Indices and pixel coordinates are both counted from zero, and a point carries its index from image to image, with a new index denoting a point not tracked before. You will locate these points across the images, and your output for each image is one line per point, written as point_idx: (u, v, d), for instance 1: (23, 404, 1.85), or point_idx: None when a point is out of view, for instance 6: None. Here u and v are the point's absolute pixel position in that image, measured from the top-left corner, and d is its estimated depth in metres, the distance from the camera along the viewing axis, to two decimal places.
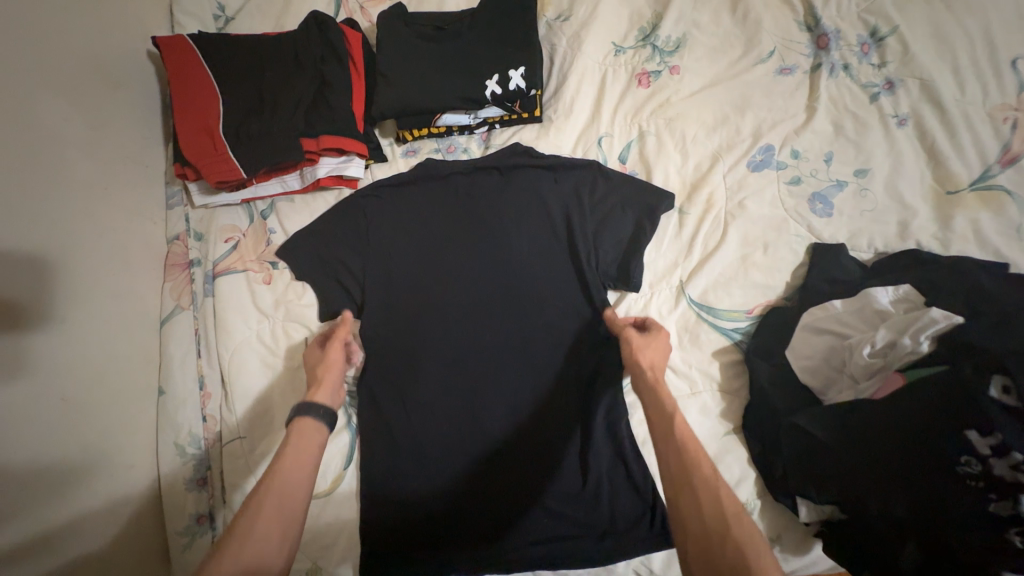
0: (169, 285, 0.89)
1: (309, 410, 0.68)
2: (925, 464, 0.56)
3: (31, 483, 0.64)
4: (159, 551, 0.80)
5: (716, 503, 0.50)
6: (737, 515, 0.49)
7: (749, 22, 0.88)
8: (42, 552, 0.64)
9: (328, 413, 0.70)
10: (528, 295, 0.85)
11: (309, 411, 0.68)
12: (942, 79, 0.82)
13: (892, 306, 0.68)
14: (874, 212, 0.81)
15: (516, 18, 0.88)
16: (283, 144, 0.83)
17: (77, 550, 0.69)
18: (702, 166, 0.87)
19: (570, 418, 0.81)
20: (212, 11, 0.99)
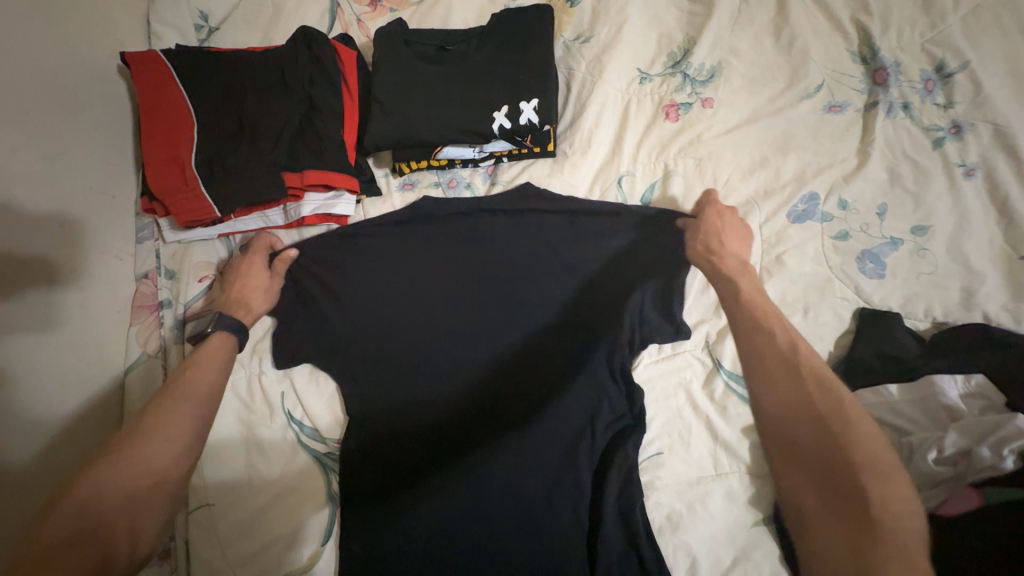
0: (136, 328, 0.81)
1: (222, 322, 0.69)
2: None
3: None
4: None
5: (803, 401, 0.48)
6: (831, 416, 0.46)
7: (794, 50, 0.77)
8: None
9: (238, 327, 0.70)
10: (534, 354, 0.76)
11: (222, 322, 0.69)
12: (1019, 125, 0.71)
13: (962, 401, 0.59)
14: (933, 276, 0.71)
15: (530, 40, 0.78)
16: (264, 178, 0.74)
17: None
18: (735, 213, 0.76)
19: (577, 499, 0.71)
20: (194, 21, 0.90)
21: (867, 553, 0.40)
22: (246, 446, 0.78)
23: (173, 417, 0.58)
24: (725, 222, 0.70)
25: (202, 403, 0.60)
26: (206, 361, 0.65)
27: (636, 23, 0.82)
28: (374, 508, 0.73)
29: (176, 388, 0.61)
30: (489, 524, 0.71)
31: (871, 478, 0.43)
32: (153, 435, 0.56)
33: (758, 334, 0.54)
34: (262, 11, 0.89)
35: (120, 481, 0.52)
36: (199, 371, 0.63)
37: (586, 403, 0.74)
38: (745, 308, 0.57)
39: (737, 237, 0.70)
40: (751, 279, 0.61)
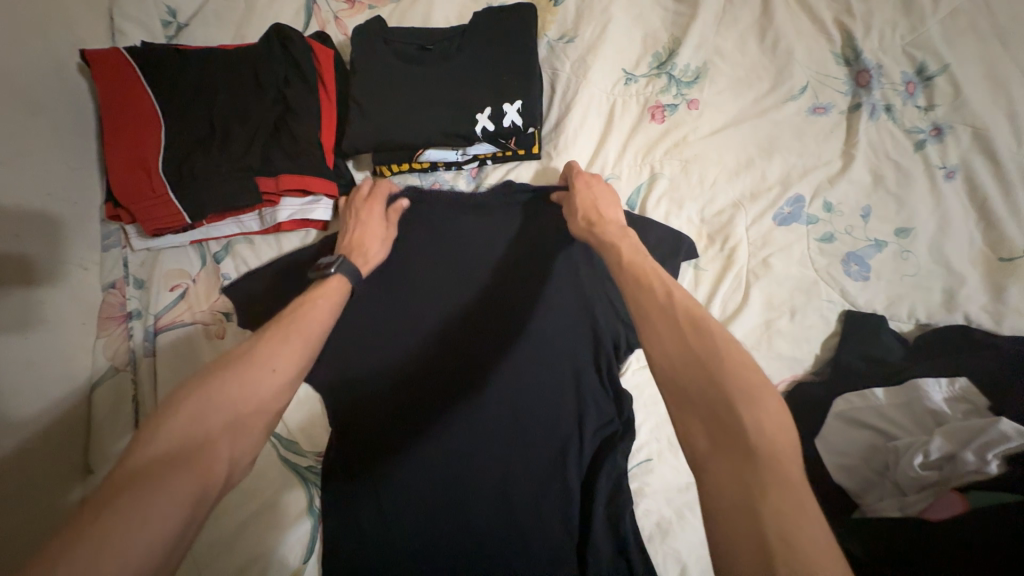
0: (103, 341, 0.77)
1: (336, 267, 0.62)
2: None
3: None
4: None
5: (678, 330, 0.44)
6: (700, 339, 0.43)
7: (779, 51, 0.77)
8: None
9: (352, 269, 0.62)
10: (524, 363, 0.73)
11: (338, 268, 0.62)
12: (997, 127, 0.72)
13: (947, 406, 0.58)
14: (916, 277, 0.71)
15: (514, 40, 0.76)
16: (238, 183, 0.71)
17: None
18: (723, 215, 0.76)
19: (567, 510, 0.70)
20: (161, 17, 0.86)
21: (758, 492, 0.35)
22: None
23: (278, 345, 0.50)
24: (598, 193, 0.68)
25: (307, 340, 0.52)
26: (311, 302, 0.56)
27: (620, 22, 0.80)
28: (357, 514, 0.70)
29: (282, 321, 0.53)
30: (476, 542, 0.69)
31: (750, 406, 0.39)
32: (258, 364, 0.48)
33: (645, 284, 0.49)
34: (235, 7, 0.86)
35: (216, 414, 0.44)
36: (306, 316, 0.54)
37: (581, 414, 0.72)
38: (626, 273, 0.52)
39: (608, 202, 0.67)
40: (627, 240, 0.57)
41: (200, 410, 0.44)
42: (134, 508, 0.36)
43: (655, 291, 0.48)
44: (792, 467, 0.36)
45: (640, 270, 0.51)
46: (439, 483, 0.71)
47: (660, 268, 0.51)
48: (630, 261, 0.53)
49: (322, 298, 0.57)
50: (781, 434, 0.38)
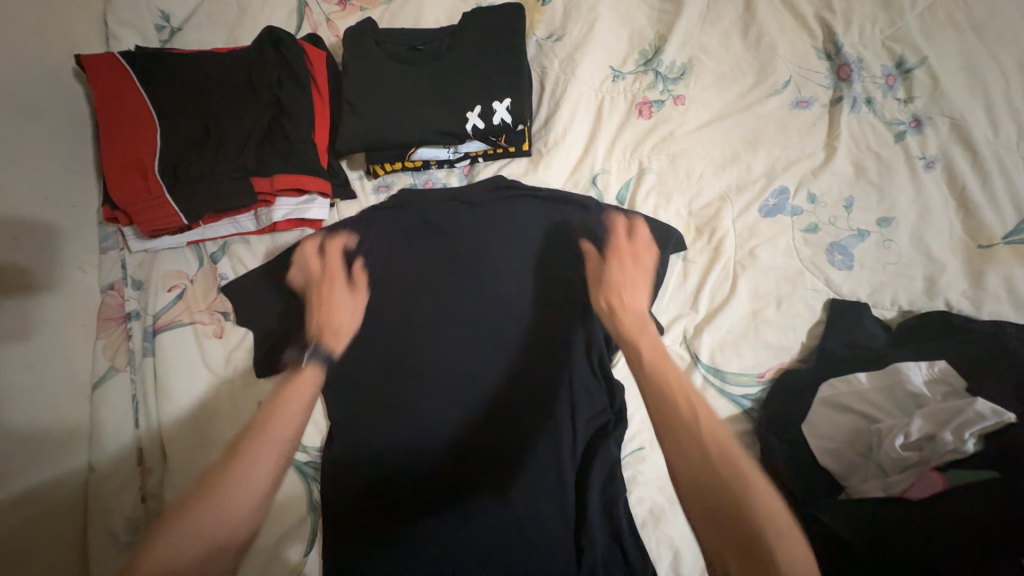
0: (103, 342, 0.78)
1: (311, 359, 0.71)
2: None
3: None
4: None
5: (707, 458, 0.55)
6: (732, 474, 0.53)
7: (762, 47, 0.79)
8: None
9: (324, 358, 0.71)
10: (516, 357, 0.76)
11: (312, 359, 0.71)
12: (974, 118, 0.73)
13: (926, 388, 0.60)
14: (898, 265, 0.73)
15: (502, 39, 0.78)
16: (233, 183, 0.72)
17: None
18: (710, 207, 0.78)
19: (565, 501, 0.71)
20: (155, 22, 0.87)
21: None
22: None
23: (262, 445, 0.63)
24: (617, 271, 0.75)
25: (287, 446, 0.64)
26: (293, 396, 0.69)
27: (607, 20, 0.82)
28: (353, 502, 0.71)
29: (261, 424, 0.65)
30: (473, 539, 0.68)
31: (771, 530, 0.50)
32: (221, 491, 0.58)
33: (664, 412, 0.61)
34: (227, 11, 0.87)
35: (218, 520, 0.56)
36: (282, 408, 0.67)
37: (575, 406, 0.74)
38: (653, 380, 0.65)
39: (637, 287, 0.75)
40: (645, 336, 0.71)
41: (185, 531, 0.55)
42: None
43: (661, 387, 0.64)
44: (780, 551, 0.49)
45: (668, 379, 0.65)
46: (433, 479, 0.71)
47: (685, 383, 0.65)
48: (630, 337, 0.71)
49: (296, 406, 0.68)
50: (766, 501, 0.52)
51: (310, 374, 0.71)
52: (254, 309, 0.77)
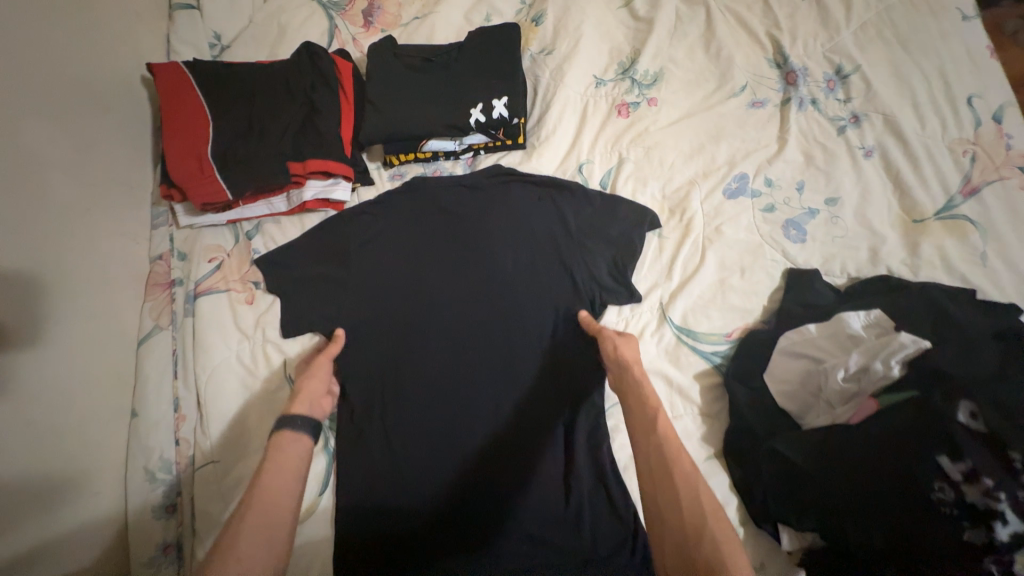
0: (149, 305, 0.88)
1: (286, 423, 0.68)
2: (913, 497, 0.56)
3: (12, 498, 0.63)
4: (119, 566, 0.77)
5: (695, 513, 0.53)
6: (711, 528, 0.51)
7: (722, 58, 0.93)
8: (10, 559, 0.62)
9: (306, 423, 0.70)
10: (510, 318, 0.86)
11: (287, 424, 0.68)
12: (903, 114, 0.86)
13: (864, 331, 0.69)
14: (845, 238, 0.84)
15: (501, 51, 0.93)
16: (272, 166, 0.85)
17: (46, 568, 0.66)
18: (681, 190, 0.90)
19: (552, 442, 0.81)
20: (208, 40, 1.03)
21: None
22: (249, 407, 0.84)
23: (278, 485, 0.61)
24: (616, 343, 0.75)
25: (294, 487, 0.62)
26: (283, 445, 0.66)
27: (591, 37, 0.96)
28: (366, 441, 0.82)
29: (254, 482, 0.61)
30: (472, 485, 0.79)
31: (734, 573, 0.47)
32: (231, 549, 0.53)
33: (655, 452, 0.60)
34: (269, 31, 1.03)
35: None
36: (269, 475, 0.61)
37: (563, 360, 0.84)
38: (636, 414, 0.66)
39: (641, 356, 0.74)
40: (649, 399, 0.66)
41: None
42: None
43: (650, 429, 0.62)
44: None
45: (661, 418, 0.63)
46: (435, 417, 0.83)
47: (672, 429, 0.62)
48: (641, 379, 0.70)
49: (291, 442, 0.67)
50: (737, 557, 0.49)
51: (288, 434, 0.67)
52: (284, 278, 0.89)
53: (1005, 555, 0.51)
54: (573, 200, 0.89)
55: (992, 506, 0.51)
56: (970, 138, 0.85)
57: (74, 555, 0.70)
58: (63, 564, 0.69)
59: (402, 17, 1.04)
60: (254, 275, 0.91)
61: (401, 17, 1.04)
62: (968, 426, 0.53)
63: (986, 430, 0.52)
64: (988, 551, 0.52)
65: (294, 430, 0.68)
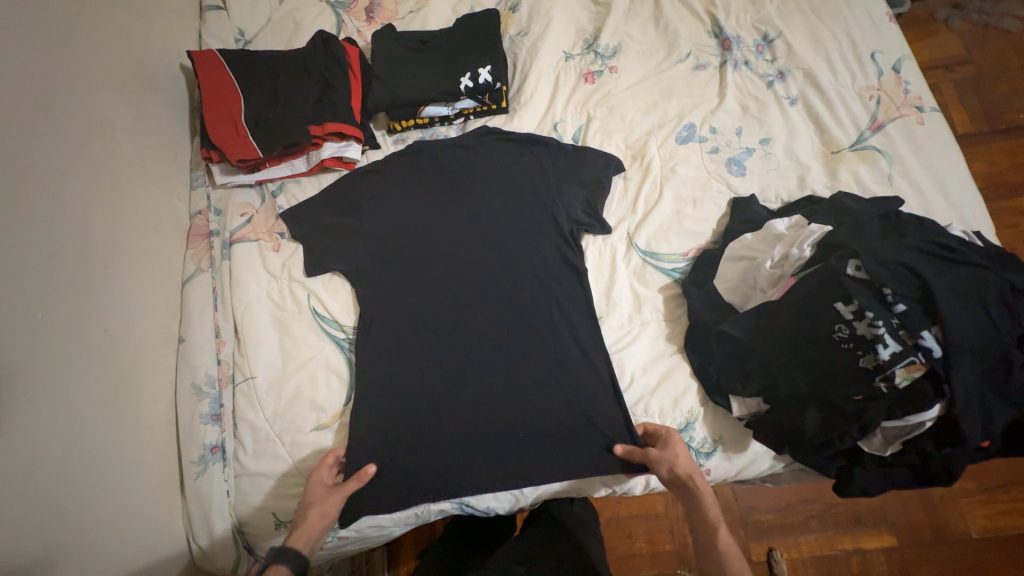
0: (191, 252, 1.03)
1: (281, 558, 0.74)
2: (822, 342, 0.71)
3: (90, 386, 0.78)
4: (170, 466, 0.90)
5: None
6: None
7: (669, 32, 1.11)
8: (86, 433, 0.76)
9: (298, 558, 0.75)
10: (501, 251, 1.01)
11: (282, 559, 0.74)
12: (819, 68, 1.04)
13: (788, 230, 0.84)
14: (778, 170, 1.00)
15: (484, 32, 1.11)
16: (294, 129, 1.01)
17: (112, 449, 0.80)
18: (640, 140, 1.06)
19: (543, 347, 0.95)
20: (234, 34, 1.20)
21: None
22: (280, 335, 0.98)
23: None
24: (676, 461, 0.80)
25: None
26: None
27: (559, 20, 1.14)
28: (383, 357, 0.96)
29: None
30: (474, 389, 0.94)
31: None
32: None
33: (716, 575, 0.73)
34: (286, 26, 1.21)
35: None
36: None
37: (548, 281, 0.99)
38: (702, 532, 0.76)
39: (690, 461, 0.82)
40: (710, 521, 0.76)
41: None
42: None
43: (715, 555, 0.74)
44: None
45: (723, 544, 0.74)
46: (440, 334, 0.97)
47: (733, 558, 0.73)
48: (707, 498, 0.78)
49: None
50: None
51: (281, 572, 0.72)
52: (306, 226, 1.04)
53: (888, 372, 0.66)
54: (551, 153, 1.06)
55: (876, 333, 0.66)
56: (875, 85, 1.02)
57: (135, 444, 0.85)
58: (130, 451, 0.83)
59: (399, 12, 1.23)
60: (279, 228, 1.06)
61: (398, 12, 1.23)
62: (854, 276, 0.69)
63: (866, 276, 0.68)
64: (878, 372, 0.67)
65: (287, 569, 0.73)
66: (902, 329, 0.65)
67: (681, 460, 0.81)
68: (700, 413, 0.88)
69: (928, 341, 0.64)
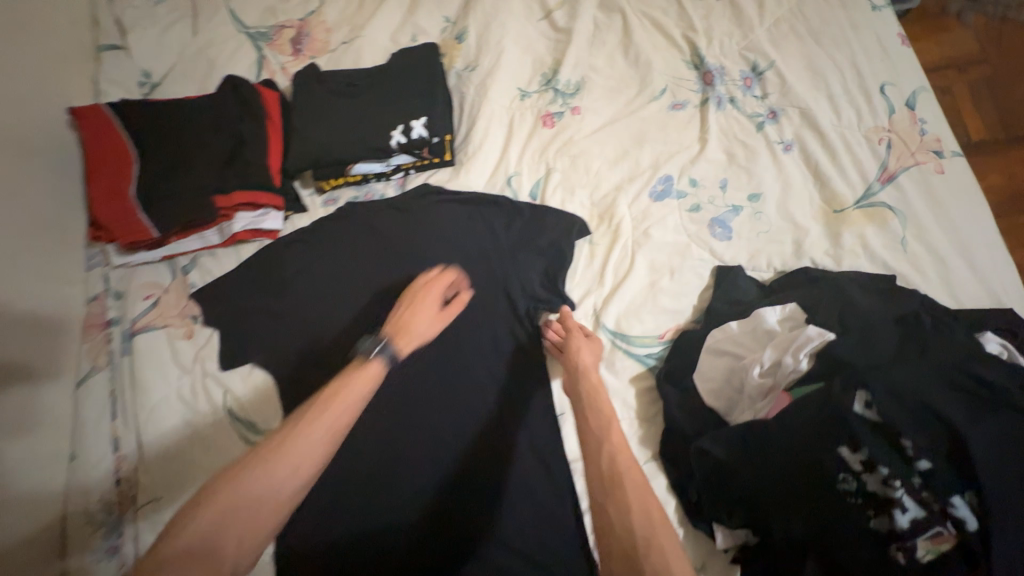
0: (87, 346, 0.88)
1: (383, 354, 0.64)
2: (822, 488, 0.56)
3: None
4: None
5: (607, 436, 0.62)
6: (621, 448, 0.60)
7: (640, 63, 0.95)
8: None
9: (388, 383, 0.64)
10: (444, 333, 0.86)
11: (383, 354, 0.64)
12: (818, 106, 0.88)
13: (779, 324, 0.71)
14: (769, 233, 0.84)
15: (424, 72, 0.95)
16: (197, 203, 0.86)
17: None
18: (608, 196, 0.91)
19: (492, 452, 0.80)
20: (138, 78, 1.04)
21: (635, 545, 0.51)
22: (191, 441, 0.84)
23: (246, 493, 0.50)
24: (580, 344, 0.77)
25: (273, 506, 0.50)
26: (294, 455, 0.53)
27: (512, 52, 0.98)
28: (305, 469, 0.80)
29: (261, 454, 0.52)
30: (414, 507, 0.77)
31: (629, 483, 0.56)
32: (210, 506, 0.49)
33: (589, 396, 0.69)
34: (199, 66, 1.04)
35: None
36: (339, 403, 0.57)
37: (500, 371, 0.84)
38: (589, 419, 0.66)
39: (591, 353, 0.76)
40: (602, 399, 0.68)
41: None
42: None
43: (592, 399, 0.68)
44: (660, 524, 0.52)
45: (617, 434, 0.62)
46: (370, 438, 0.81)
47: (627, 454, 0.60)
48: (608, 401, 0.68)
49: (312, 422, 0.55)
50: (646, 505, 0.54)
51: (377, 367, 0.63)
52: (220, 309, 0.89)
53: (908, 543, 0.51)
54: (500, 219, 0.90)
55: (891, 493, 0.52)
56: (885, 125, 0.86)
57: None
58: None
59: (330, 43, 1.07)
60: (191, 310, 0.91)
61: (330, 43, 1.07)
62: (864, 416, 0.54)
63: (879, 419, 0.53)
64: (893, 539, 0.52)
65: (382, 365, 0.63)
66: (925, 492, 0.51)
67: (583, 356, 0.75)
68: (678, 534, 0.72)
69: (958, 510, 0.50)
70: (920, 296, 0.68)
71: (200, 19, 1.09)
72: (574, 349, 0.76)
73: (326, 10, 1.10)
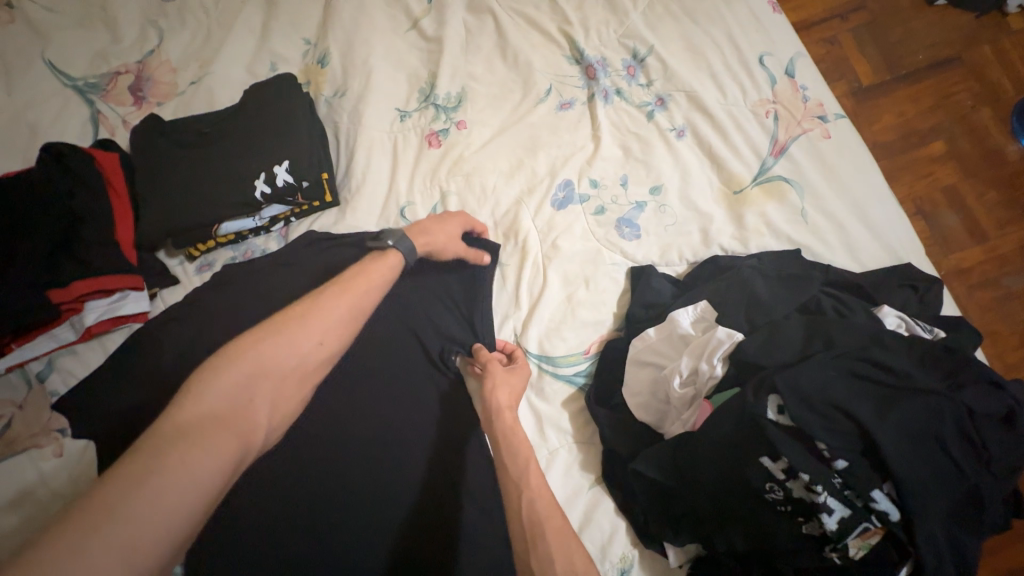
0: None
1: (399, 240, 0.68)
2: (752, 500, 0.54)
3: None
4: None
5: (526, 483, 0.59)
6: (540, 491, 0.58)
7: (520, 65, 0.89)
8: None
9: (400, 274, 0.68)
10: (358, 396, 0.69)
11: (399, 242, 0.68)
12: (703, 87, 0.86)
13: (692, 327, 0.69)
14: (676, 225, 0.81)
15: (284, 106, 0.84)
16: (27, 301, 0.73)
17: None
18: (509, 213, 0.84)
19: (431, 527, 0.65)
20: None
21: None
22: None
23: (275, 356, 0.54)
24: (497, 380, 0.69)
25: (293, 371, 0.55)
26: (319, 319, 0.57)
27: (382, 70, 0.90)
28: None
29: (289, 314, 0.57)
30: None
31: (551, 535, 0.54)
32: (247, 356, 0.52)
33: (507, 440, 0.64)
34: (18, 135, 0.89)
35: (172, 496, 0.41)
36: (363, 276, 0.63)
37: (425, 424, 0.71)
38: (506, 463, 0.62)
39: (509, 389, 0.69)
40: (521, 444, 0.63)
41: (170, 447, 0.43)
42: (159, 481, 0.41)
43: (511, 446, 0.63)
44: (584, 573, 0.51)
45: (535, 474, 0.60)
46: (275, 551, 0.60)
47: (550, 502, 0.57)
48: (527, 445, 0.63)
49: (333, 296, 0.60)
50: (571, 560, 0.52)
51: (395, 256, 0.67)
52: (76, 417, 0.71)
53: (840, 543, 0.51)
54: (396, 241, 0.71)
55: (816, 499, 0.51)
56: (769, 97, 0.85)
57: None
58: None
59: (177, 84, 0.94)
60: (59, 423, 0.73)
61: (177, 85, 0.94)
62: (778, 422, 0.53)
63: (791, 423, 0.52)
64: (826, 541, 0.51)
65: (402, 256, 0.67)
66: (848, 490, 0.50)
67: (500, 395, 0.68)
68: (634, 556, 0.67)
69: (880, 504, 0.50)
70: (818, 280, 0.68)
71: (12, 77, 0.92)
72: (490, 387, 0.69)
73: (165, 47, 0.96)
